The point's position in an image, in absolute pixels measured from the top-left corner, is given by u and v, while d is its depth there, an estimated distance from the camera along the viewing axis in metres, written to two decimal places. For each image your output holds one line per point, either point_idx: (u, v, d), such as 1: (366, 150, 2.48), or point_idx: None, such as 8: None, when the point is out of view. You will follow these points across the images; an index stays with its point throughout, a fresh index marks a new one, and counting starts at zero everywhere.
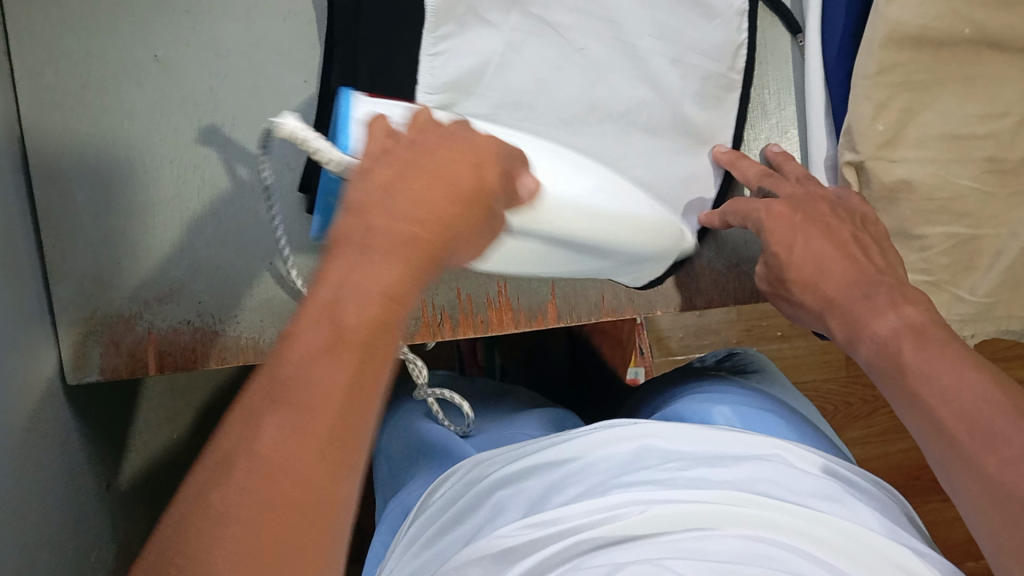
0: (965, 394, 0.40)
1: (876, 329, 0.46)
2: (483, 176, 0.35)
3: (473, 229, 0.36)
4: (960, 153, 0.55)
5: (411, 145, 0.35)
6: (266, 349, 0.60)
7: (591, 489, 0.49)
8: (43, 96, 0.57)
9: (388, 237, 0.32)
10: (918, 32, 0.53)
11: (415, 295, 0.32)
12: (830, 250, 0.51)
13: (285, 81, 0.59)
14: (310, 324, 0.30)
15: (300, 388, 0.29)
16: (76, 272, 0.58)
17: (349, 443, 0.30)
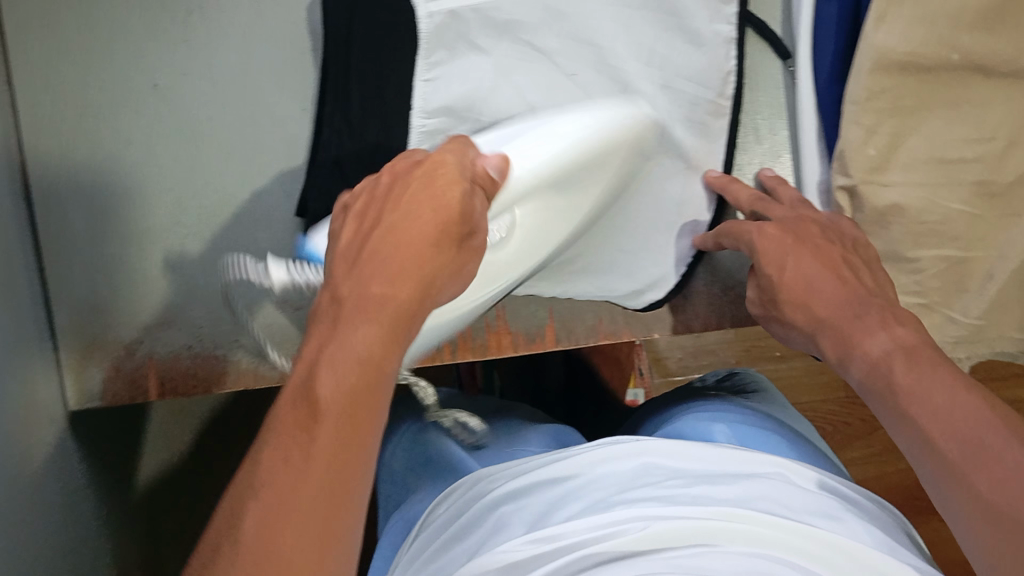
0: (954, 414, 0.40)
1: (868, 348, 0.46)
2: (442, 218, 0.44)
3: (451, 268, 0.44)
4: (951, 176, 0.55)
5: (385, 195, 0.45)
6: (266, 374, 0.61)
7: (593, 506, 0.49)
8: (44, 125, 0.57)
9: (371, 295, 0.40)
10: (905, 58, 0.53)
11: (391, 349, 0.38)
12: (826, 269, 0.51)
13: (282, 108, 0.60)
14: (294, 399, 0.36)
15: (291, 443, 0.34)
16: (77, 298, 0.59)
17: (343, 488, 0.34)
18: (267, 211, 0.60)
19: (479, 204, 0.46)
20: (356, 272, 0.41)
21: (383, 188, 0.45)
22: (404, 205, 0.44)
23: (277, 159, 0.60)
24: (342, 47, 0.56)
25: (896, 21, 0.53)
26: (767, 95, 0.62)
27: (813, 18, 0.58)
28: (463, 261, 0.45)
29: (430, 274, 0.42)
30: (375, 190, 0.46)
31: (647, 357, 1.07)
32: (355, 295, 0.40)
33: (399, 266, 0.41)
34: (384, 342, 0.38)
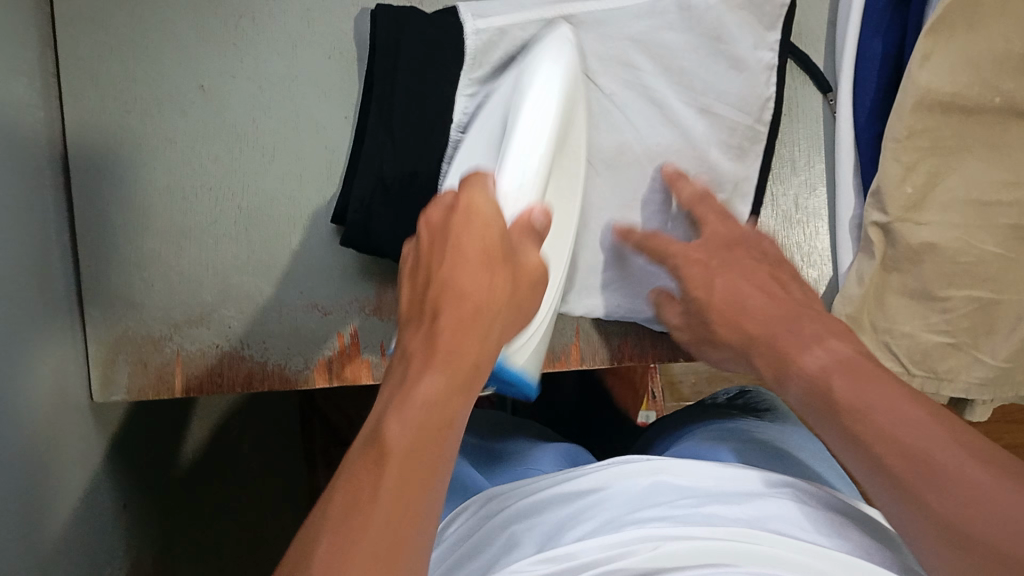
0: (903, 427, 0.39)
1: (805, 364, 0.46)
2: (502, 258, 0.45)
3: (509, 306, 0.45)
4: (984, 218, 0.55)
5: (440, 233, 0.47)
6: (293, 377, 0.60)
7: (603, 526, 0.48)
8: (88, 119, 0.58)
9: (438, 350, 0.41)
10: (949, 98, 0.54)
11: (456, 404, 0.40)
12: (752, 291, 0.53)
13: (325, 115, 0.60)
14: (361, 444, 0.37)
15: (354, 490, 0.35)
16: (110, 291, 0.59)
17: (410, 529, 0.34)
18: (301, 217, 0.60)
19: (528, 248, 0.47)
20: (423, 326, 0.43)
21: (435, 227, 0.47)
22: (456, 246, 0.45)
23: (318, 165, 0.60)
24: (388, 58, 0.57)
25: (940, 61, 0.54)
26: (807, 127, 0.62)
27: (856, 52, 0.59)
28: (521, 300, 0.46)
29: (487, 321, 0.44)
30: (426, 232, 0.47)
31: (661, 381, 1.07)
32: (422, 348, 0.42)
33: (459, 316, 0.43)
34: (446, 393, 0.39)
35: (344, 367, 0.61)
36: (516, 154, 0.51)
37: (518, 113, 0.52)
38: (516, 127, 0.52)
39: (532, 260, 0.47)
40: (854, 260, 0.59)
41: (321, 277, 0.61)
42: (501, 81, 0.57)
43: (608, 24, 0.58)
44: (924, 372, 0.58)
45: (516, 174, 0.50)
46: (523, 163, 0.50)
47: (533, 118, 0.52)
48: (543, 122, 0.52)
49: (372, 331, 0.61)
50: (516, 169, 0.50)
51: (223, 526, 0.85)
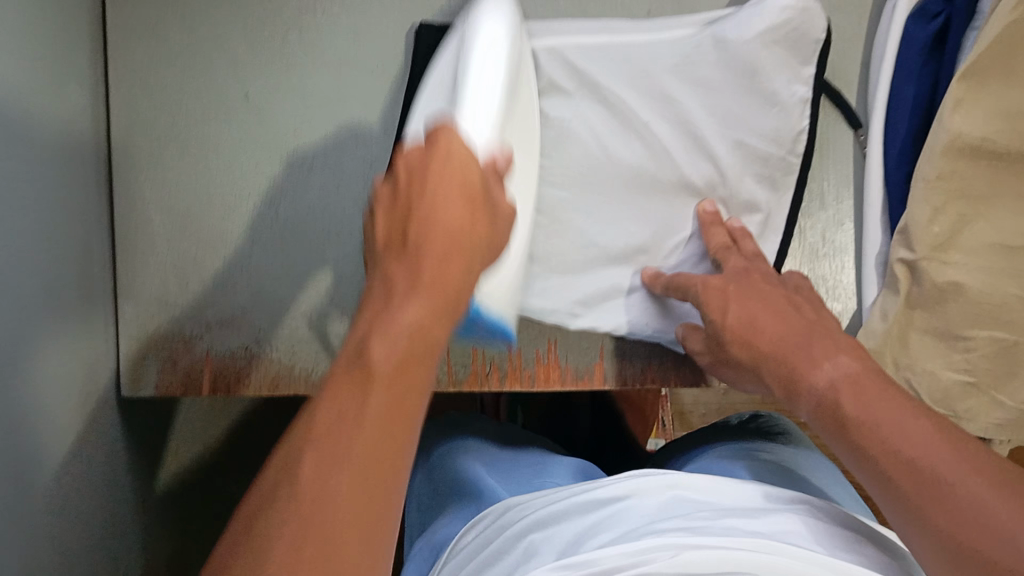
0: (910, 442, 0.40)
1: (815, 381, 0.46)
2: (473, 208, 0.41)
3: (484, 246, 0.42)
4: (1011, 264, 0.56)
5: (418, 178, 0.42)
6: (318, 383, 0.61)
7: (622, 536, 0.48)
8: (135, 120, 0.60)
9: (423, 276, 0.38)
10: (979, 142, 0.55)
11: (438, 331, 0.38)
12: (765, 312, 0.52)
13: (369, 129, 0.62)
14: (344, 369, 0.35)
15: (341, 404, 0.33)
16: (145, 288, 0.60)
17: (400, 446, 0.34)
18: (337, 226, 0.61)
19: (495, 188, 0.43)
20: (403, 258, 0.39)
21: (411, 166, 0.43)
22: (435, 184, 0.41)
23: (357, 176, 0.62)
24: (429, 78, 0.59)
25: (971, 108, 0.55)
26: (836, 164, 0.63)
27: (888, 95, 0.60)
28: (493, 244, 0.43)
29: (463, 257, 0.40)
30: (399, 171, 0.43)
31: (670, 410, 1.08)
32: (405, 279, 0.39)
33: (438, 253, 0.39)
34: (431, 318, 0.37)
35: None
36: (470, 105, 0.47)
37: (467, 67, 0.49)
38: (468, 80, 0.48)
39: (500, 201, 0.43)
40: (878, 295, 0.60)
41: (352, 286, 0.62)
42: (445, 50, 0.55)
43: (647, 57, 0.59)
44: (944, 411, 0.58)
45: (471, 125, 0.46)
46: (476, 116, 0.47)
47: (484, 74, 0.48)
48: (495, 69, 0.49)
49: None
50: (472, 116, 0.47)
51: (212, 520, 0.83)
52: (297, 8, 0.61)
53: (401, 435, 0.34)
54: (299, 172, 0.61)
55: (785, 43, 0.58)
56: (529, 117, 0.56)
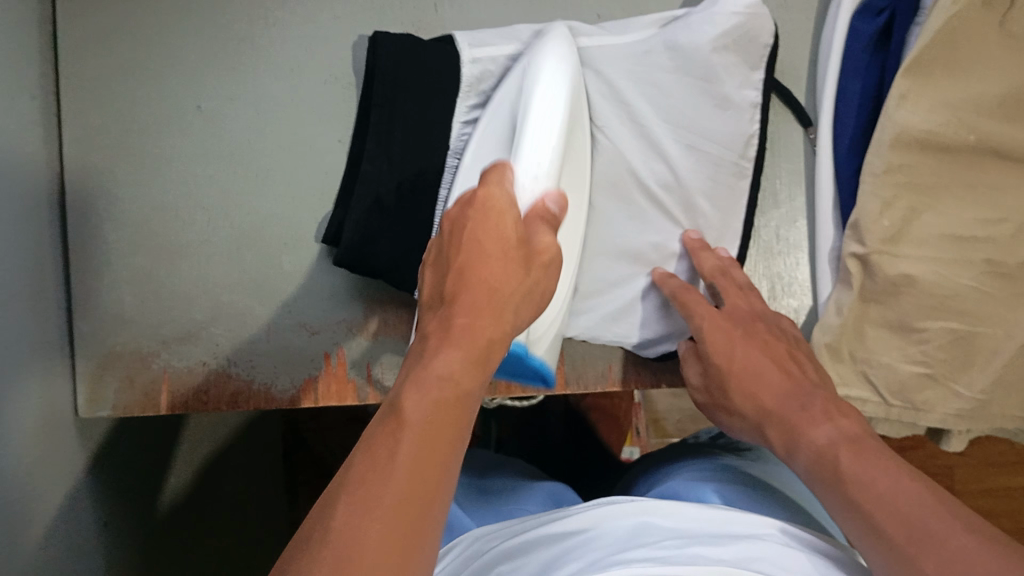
0: (903, 500, 0.39)
1: (814, 437, 0.46)
2: (510, 248, 0.44)
3: (527, 289, 0.43)
4: (962, 254, 0.56)
5: (461, 224, 0.45)
6: (278, 397, 0.60)
7: (588, 565, 0.46)
8: (87, 136, 0.59)
9: (455, 328, 0.40)
10: (927, 136, 0.56)
11: (476, 377, 0.38)
12: (761, 367, 0.53)
13: (324, 139, 0.61)
14: (381, 418, 0.36)
15: (374, 455, 0.34)
16: (99, 304, 0.59)
17: (434, 493, 0.33)
18: (294, 236, 0.61)
19: (540, 229, 0.46)
20: (440, 311, 0.41)
21: (454, 219, 0.46)
22: (472, 237, 0.44)
23: (312, 186, 0.61)
24: (387, 84, 0.57)
25: (918, 101, 0.56)
26: (788, 162, 0.64)
27: (836, 94, 0.61)
28: (538, 289, 0.44)
29: (502, 304, 0.42)
30: (443, 226, 0.46)
31: (644, 418, 1.06)
32: (439, 331, 0.40)
33: (473, 299, 0.41)
34: (467, 365, 0.38)
35: (329, 388, 0.61)
36: (530, 144, 0.50)
37: (530, 99, 0.53)
38: (527, 121, 0.51)
39: (545, 246, 0.45)
40: (832, 291, 0.60)
41: (311, 298, 0.61)
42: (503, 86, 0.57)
43: (607, 61, 0.60)
44: (900, 404, 0.59)
45: (529, 165, 0.49)
46: (535, 151, 0.50)
47: (543, 110, 0.52)
48: (554, 109, 0.52)
49: (358, 352, 0.61)
50: (530, 160, 0.50)
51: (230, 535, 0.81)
52: (249, 18, 0.61)
53: (436, 478, 0.34)
54: (255, 184, 0.61)
55: (735, 46, 0.59)
56: (581, 152, 0.57)
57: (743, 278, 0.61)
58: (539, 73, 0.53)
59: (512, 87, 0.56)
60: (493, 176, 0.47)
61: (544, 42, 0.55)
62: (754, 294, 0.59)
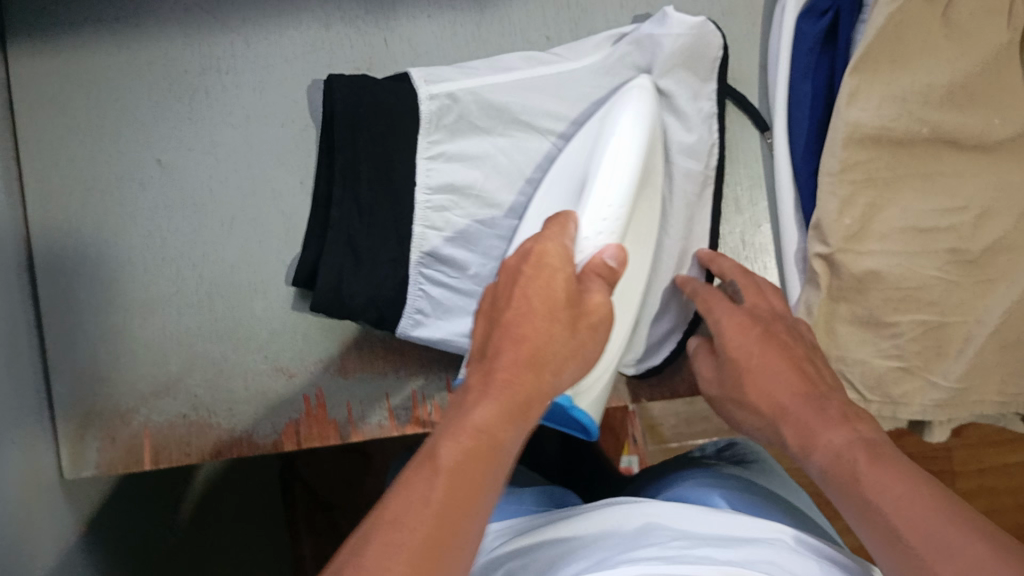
0: (911, 505, 0.39)
1: (830, 439, 0.46)
2: (560, 306, 0.43)
3: (571, 351, 0.43)
4: (925, 245, 0.57)
5: (508, 282, 0.45)
6: (260, 443, 0.60)
7: (598, 562, 0.46)
8: (50, 200, 0.60)
9: (498, 382, 0.40)
10: (878, 131, 0.56)
11: (510, 437, 0.38)
12: (769, 379, 0.51)
13: (285, 183, 0.61)
14: (416, 463, 0.36)
15: (406, 500, 0.34)
16: (75, 365, 0.60)
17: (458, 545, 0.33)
18: (263, 281, 0.61)
19: (593, 285, 0.45)
20: (483, 365, 0.41)
21: (508, 272, 0.46)
22: (522, 292, 0.43)
23: (277, 230, 0.61)
24: (349, 129, 0.57)
25: (867, 99, 0.56)
26: (747, 167, 0.65)
27: (789, 95, 0.61)
28: (582, 347, 0.44)
29: (545, 368, 0.41)
30: (499, 278, 0.46)
31: (640, 426, 1.04)
32: (480, 385, 0.40)
33: (517, 361, 0.40)
34: (502, 420, 0.38)
35: (311, 430, 0.61)
36: (600, 192, 0.49)
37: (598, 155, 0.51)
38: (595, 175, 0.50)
39: (597, 303, 0.44)
40: (801, 293, 0.60)
41: (285, 341, 0.61)
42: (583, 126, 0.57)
43: (565, 85, 0.60)
44: (879, 398, 0.59)
45: (599, 214, 0.48)
46: (607, 203, 0.48)
47: (615, 161, 0.50)
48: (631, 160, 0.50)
49: (337, 391, 0.61)
50: (601, 207, 0.48)
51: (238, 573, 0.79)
52: (201, 69, 0.61)
53: (461, 524, 0.34)
54: (220, 232, 0.61)
55: (688, 56, 0.59)
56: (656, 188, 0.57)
57: (750, 280, 0.59)
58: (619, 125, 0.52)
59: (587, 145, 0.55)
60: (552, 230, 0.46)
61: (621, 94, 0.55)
62: (772, 295, 0.58)
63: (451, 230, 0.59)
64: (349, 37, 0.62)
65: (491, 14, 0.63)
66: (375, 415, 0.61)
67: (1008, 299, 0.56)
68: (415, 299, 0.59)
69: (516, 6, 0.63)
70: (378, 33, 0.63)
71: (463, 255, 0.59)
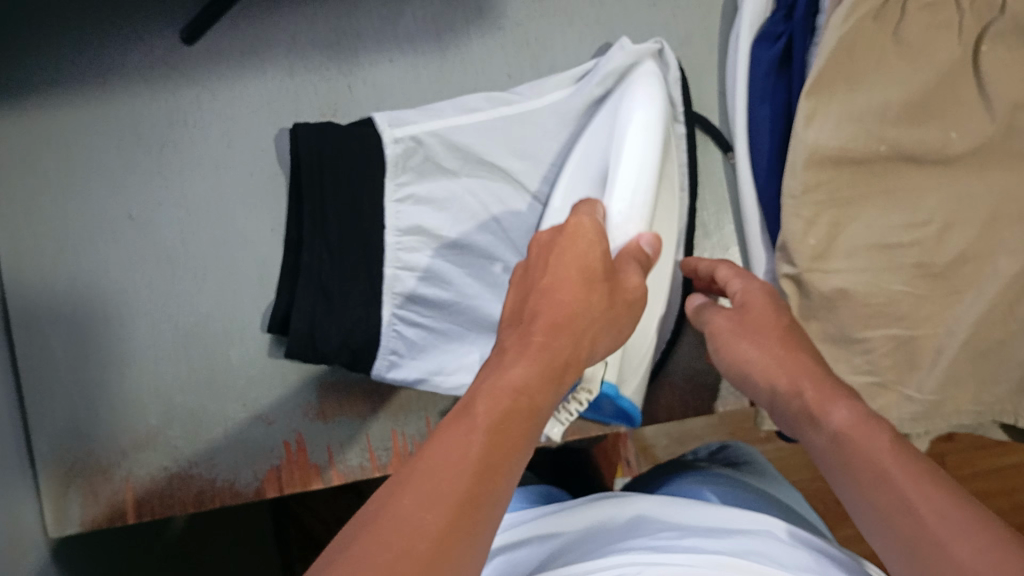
0: (918, 485, 0.35)
1: (834, 415, 0.40)
2: (591, 274, 0.44)
3: (606, 319, 0.44)
4: (891, 261, 0.57)
5: (546, 250, 0.46)
6: (243, 490, 0.61)
7: (587, 553, 0.45)
8: (24, 259, 0.60)
9: (532, 344, 0.40)
10: (837, 152, 0.57)
11: (545, 397, 0.38)
12: (772, 349, 0.46)
13: (257, 231, 0.62)
14: (449, 420, 0.35)
15: (447, 443, 0.33)
16: (55, 424, 0.60)
17: (488, 495, 0.32)
18: (239, 329, 0.62)
19: (628, 266, 0.47)
20: (519, 328, 0.42)
21: (542, 244, 0.47)
22: (558, 261, 0.45)
23: (250, 278, 0.62)
24: (313, 174, 0.58)
25: (823, 120, 0.57)
26: (712, 191, 0.65)
27: (747, 121, 0.62)
28: (618, 317, 0.44)
29: (580, 330, 0.42)
30: (533, 249, 0.48)
31: (632, 449, 0.98)
32: (514, 347, 0.40)
33: (552, 325, 0.41)
34: (538, 377, 0.38)
35: (293, 474, 0.61)
36: (622, 178, 0.52)
37: (621, 145, 0.54)
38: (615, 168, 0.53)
39: (629, 280, 0.46)
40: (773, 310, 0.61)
41: (264, 388, 0.61)
42: (598, 114, 0.59)
43: (533, 122, 0.60)
44: None
45: (623, 197, 0.51)
46: (630, 189, 0.52)
47: (634, 157, 0.53)
48: (648, 155, 0.53)
49: (317, 435, 0.62)
50: (624, 193, 0.52)
51: None
52: (167, 123, 0.62)
53: (496, 489, 0.33)
54: (195, 283, 0.62)
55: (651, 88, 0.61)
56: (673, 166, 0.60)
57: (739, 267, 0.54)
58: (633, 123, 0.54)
59: (604, 132, 0.58)
60: (585, 208, 0.49)
61: (631, 82, 0.57)
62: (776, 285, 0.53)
63: (422, 270, 0.60)
64: (313, 84, 0.63)
65: (454, 55, 0.64)
66: (355, 457, 0.62)
67: (977, 309, 0.57)
68: (390, 340, 0.59)
69: (477, 47, 0.65)
70: (342, 79, 0.63)
71: (435, 295, 0.60)
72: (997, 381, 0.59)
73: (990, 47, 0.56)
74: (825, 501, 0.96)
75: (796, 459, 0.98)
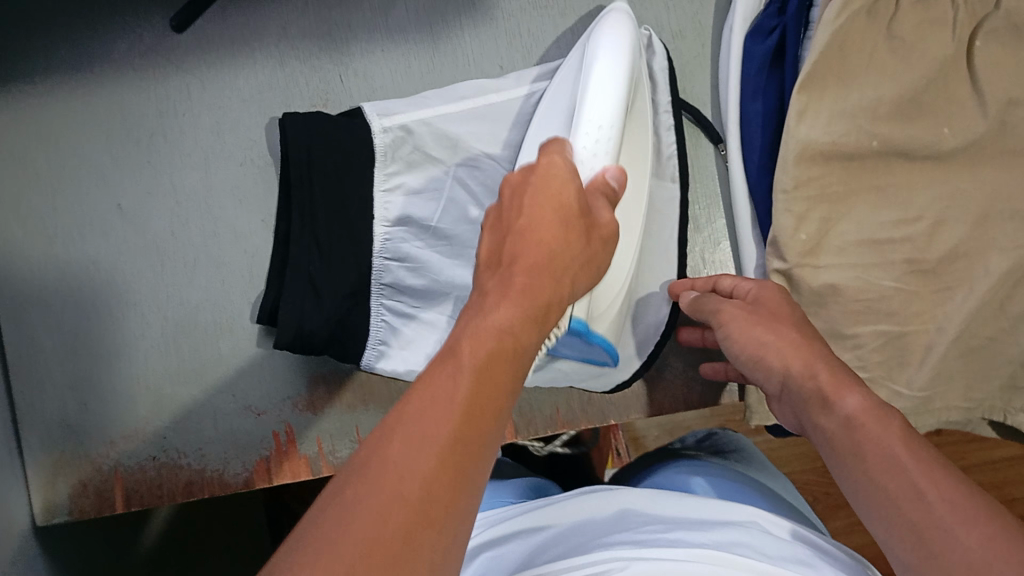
0: (930, 472, 0.35)
1: (847, 401, 0.40)
2: (566, 212, 0.40)
3: (584, 260, 0.41)
4: (882, 256, 0.57)
5: (522, 189, 0.42)
6: (232, 481, 0.61)
7: (573, 548, 0.45)
8: (14, 250, 0.60)
9: (514, 284, 0.37)
10: (828, 148, 0.57)
11: (530, 335, 0.36)
12: (786, 335, 0.46)
13: (247, 222, 0.62)
14: (434, 365, 0.33)
15: (432, 390, 0.31)
16: (44, 415, 0.60)
17: (476, 444, 0.30)
18: (228, 319, 0.61)
19: (601, 204, 0.43)
20: (498, 270, 0.39)
21: (514, 184, 0.43)
22: (533, 201, 0.41)
23: (240, 270, 0.62)
24: (302, 167, 0.57)
25: (815, 116, 0.57)
26: (704, 185, 0.65)
27: (739, 115, 0.62)
28: (596, 257, 0.42)
29: (560, 269, 0.39)
30: (505, 192, 0.43)
31: (624, 438, 0.99)
32: (495, 288, 0.37)
33: (532, 265, 0.38)
34: (522, 316, 0.35)
35: (281, 465, 0.61)
36: (587, 114, 0.47)
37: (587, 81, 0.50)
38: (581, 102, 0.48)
39: (605, 219, 0.43)
40: None
41: (253, 380, 0.61)
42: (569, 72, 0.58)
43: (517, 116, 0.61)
44: None
45: (588, 136, 0.46)
46: (596, 125, 0.47)
47: (599, 90, 0.48)
48: (614, 89, 0.49)
49: (306, 427, 0.62)
50: (590, 128, 0.47)
51: None
52: (157, 113, 0.62)
53: (484, 436, 0.31)
54: (185, 273, 0.61)
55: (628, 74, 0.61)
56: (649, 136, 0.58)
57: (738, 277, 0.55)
58: (609, 48, 0.52)
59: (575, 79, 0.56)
60: (554, 146, 0.45)
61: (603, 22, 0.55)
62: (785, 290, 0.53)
63: (412, 260, 0.59)
64: (303, 74, 0.63)
65: (445, 46, 0.64)
66: (345, 449, 0.62)
67: (967, 306, 0.57)
68: (377, 330, 0.59)
69: (469, 39, 0.64)
70: (333, 70, 0.63)
71: (422, 285, 0.60)
72: (987, 378, 0.58)
73: (983, 43, 0.57)
74: (816, 494, 0.96)
75: (788, 451, 0.98)
